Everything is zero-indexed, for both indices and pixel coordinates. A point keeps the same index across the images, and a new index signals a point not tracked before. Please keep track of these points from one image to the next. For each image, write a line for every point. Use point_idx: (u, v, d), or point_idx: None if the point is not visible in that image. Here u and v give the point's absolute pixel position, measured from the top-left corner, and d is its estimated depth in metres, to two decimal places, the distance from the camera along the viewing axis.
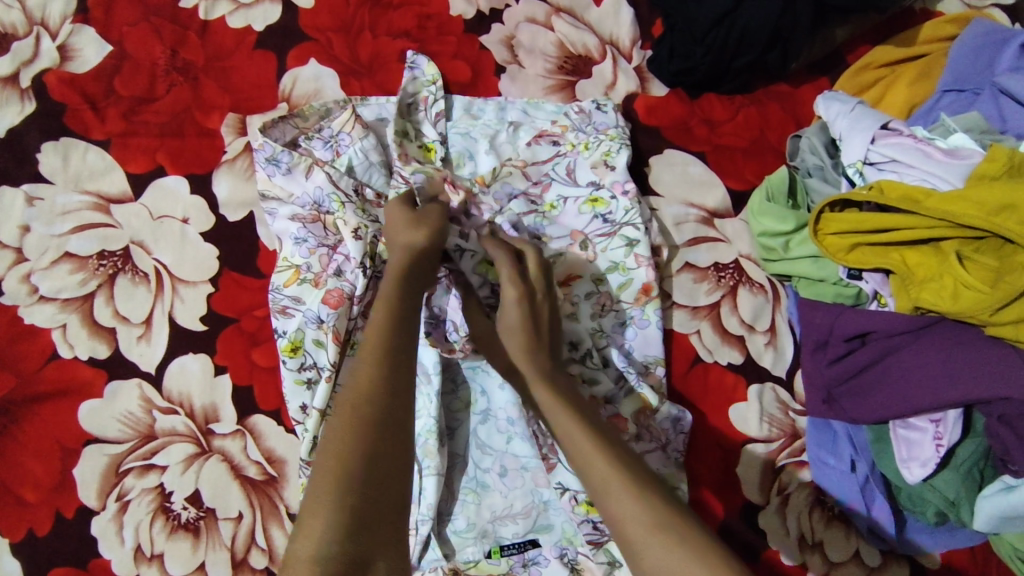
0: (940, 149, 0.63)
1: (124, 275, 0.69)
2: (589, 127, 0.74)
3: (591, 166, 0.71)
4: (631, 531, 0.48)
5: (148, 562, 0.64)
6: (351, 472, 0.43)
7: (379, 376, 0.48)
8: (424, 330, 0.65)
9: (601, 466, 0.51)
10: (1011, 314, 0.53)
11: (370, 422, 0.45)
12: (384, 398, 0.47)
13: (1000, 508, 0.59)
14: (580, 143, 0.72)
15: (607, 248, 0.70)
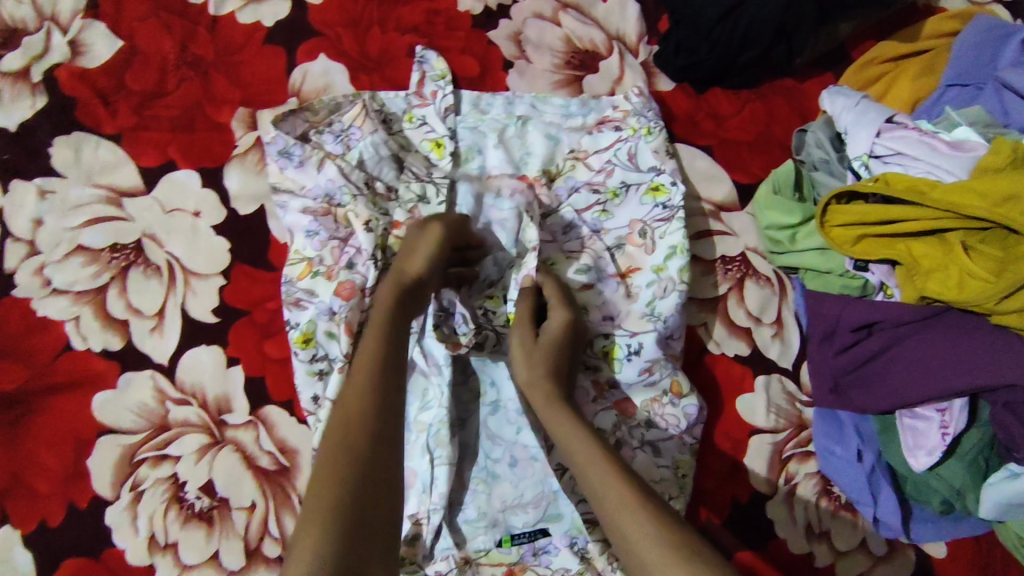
0: (945, 141, 0.64)
1: (136, 268, 0.70)
2: (649, 112, 0.75)
3: (652, 150, 0.72)
4: (644, 554, 0.47)
5: (162, 551, 0.65)
6: (347, 480, 0.46)
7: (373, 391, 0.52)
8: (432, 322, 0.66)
9: (618, 491, 0.51)
10: (1015, 303, 0.55)
11: (365, 436, 0.49)
12: (376, 415, 0.50)
13: (1004, 496, 0.59)
14: (641, 128, 0.73)
15: (666, 233, 0.70)
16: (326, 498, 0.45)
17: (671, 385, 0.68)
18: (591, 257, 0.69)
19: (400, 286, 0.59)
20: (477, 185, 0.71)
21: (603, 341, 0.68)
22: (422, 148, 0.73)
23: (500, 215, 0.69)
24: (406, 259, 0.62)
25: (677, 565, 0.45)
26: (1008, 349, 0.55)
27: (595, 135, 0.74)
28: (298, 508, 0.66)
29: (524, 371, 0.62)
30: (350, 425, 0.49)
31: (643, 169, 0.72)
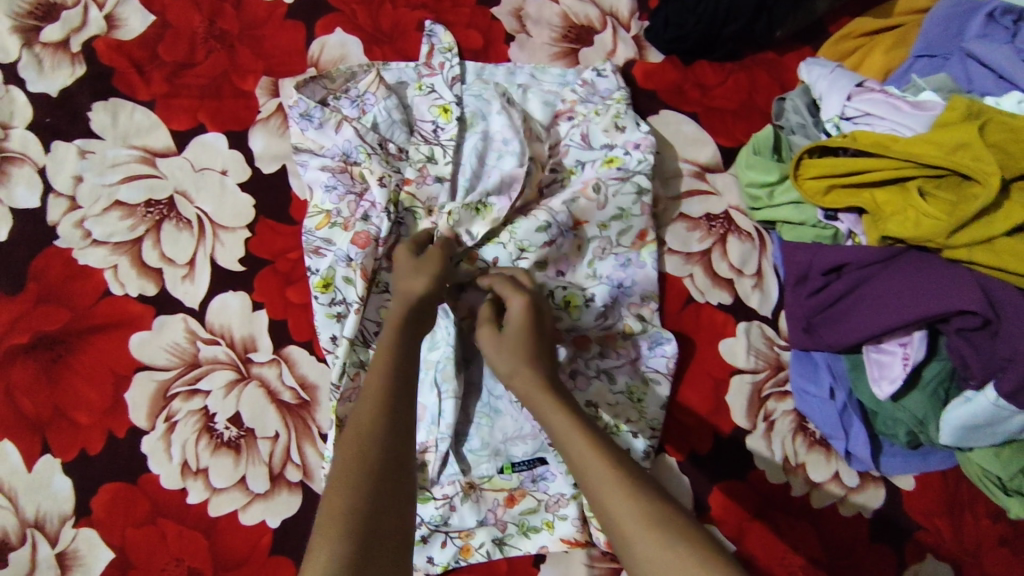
0: (908, 102, 0.70)
1: (169, 221, 0.76)
2: (595, 97, 0.81)
3: (602, 130, 0.79)
4: (626, 522, 0.47)
5: (194, 476, 0.71)
6: (361, 497, 0.46)
7: (382, 411, 0.51)
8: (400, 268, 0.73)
9: (597, 468, 0.50)
10: (966, 237, 0.60)
11: (376, 457, 0.48)
12: (387, 432, 0.50)
13: (961, 420, 0.63)
14: (590, 112, 0.80)
15: (618, 192, 0.76)
16: (342, 520, 0.45)
17: (626, 326, 0.75)
18: (549, 215, 0.73)
19: (409, 305, 0.60)
20: (481, 146, 0.77)
21: (562, 291, 0.73)
22: (432, 114, 0.78)
23: (471, 181, 0.76)
24: (410, 279, 0.62)
25: (656, 544, 0.45)
26: (960, 278, 0.60)
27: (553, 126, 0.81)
28: (318, 438, 0.72)
29: (502, 362, 0.60)
30: (359, 441, 0.49)
31: (596, 147, 0.79)
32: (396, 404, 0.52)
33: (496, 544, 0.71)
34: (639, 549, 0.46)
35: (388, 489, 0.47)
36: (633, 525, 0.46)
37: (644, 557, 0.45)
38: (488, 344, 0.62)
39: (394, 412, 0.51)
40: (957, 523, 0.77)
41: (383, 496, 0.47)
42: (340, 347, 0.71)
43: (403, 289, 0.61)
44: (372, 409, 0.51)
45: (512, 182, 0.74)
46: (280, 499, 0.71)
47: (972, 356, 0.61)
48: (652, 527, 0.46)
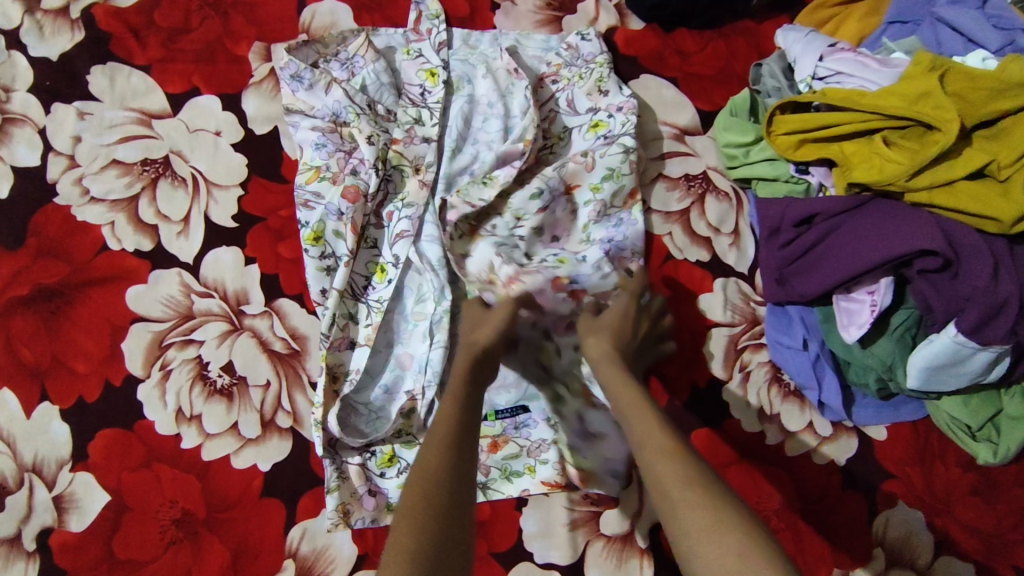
0: (876, 60, 0.74)
1: (165, 179, 0.79)
2: (578, 60, 0.84)
3: (586, 94, 0.82)
4: (673, 494, 0.48)
5: (188, 423, 0.73)
6: (430, 508, 0.48)
7: (447, 433, 0.54)
8: (404, 228, 0.75)
9: (656, 437, 0.52)
10: (925, 181, 0.64)
11: (444, 471, 0.51)
12: (453, 455, 0.52)
13: (926, 360, 0.66)
14: (573, 76, 0.83)
15: (606, 154, 0.78)
16: (410, 528, 0.47)
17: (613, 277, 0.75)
18: (542, 181, 0.77)
19: (474, 355, 0.62)
20: (467, 109, 0.81)
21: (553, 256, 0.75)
22: (419, 78, 0.81)
23: (463, 151, 0.80)
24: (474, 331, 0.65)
25: (701, 505, 0.47)
26: (921, 220, 0.63)
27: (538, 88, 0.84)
28: (308, 386, 0.75)
29: (590, 344, 0.65)
30: (425, 464, 0.52)
31: (581, 111, 0.82)
32: (460, 424, 0.55)
33: (479, 488, 0.74)
34: (689, 515, 0.47)
35: (456, 501, 0.50)
36: (682, 495, 0.47)
37: (694, 526, 0.46)
38: (585, 329, 0.67)
39: (459, 435, 0.54)
40: (928, 471, 0.79)
41: (451, 510, 0.49)
42: (330, 299, 0.74)
43: (469, 340, 0.64)
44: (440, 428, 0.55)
45: (505, 160, 0.78)
46: (271, 444, 0.73)
47: (935, 298, 0.63)
48: (697, 499, 0.47)
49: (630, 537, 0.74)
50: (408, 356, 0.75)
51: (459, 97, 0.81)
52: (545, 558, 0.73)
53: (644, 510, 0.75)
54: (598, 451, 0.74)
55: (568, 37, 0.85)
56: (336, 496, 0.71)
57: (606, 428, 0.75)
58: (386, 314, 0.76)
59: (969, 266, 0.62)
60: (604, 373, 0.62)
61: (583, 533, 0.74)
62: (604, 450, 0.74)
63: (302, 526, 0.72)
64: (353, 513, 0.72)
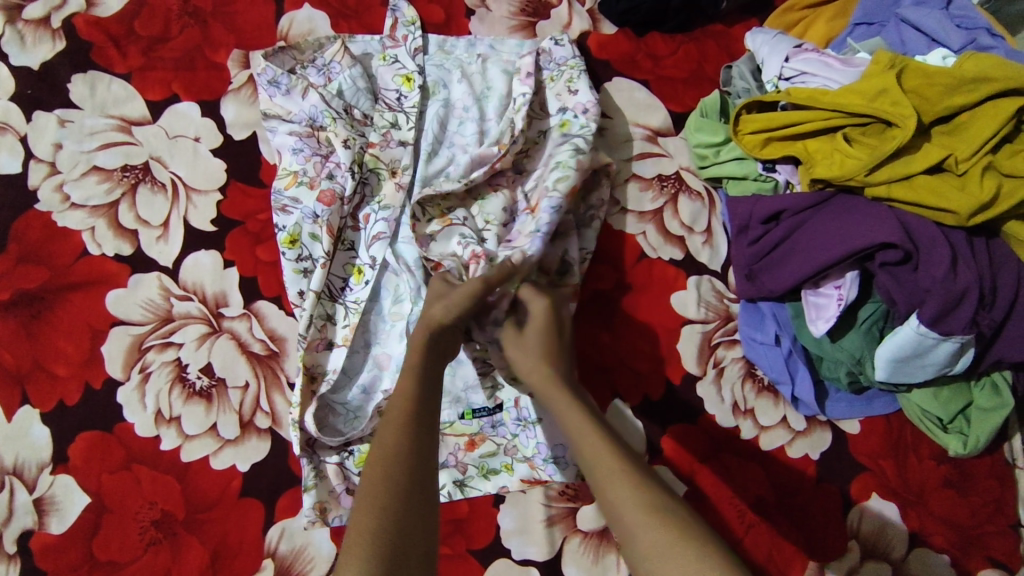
0: (838, 59, 0.75)
1: (144, 185, 0.80)
2: (550, 63, 0.85)
3: (556, 95, 0.83)
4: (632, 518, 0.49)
5: (167, 424, 0.74)
6: (390, 497, 0.49)
7: (404, 418, 0.54)
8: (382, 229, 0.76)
9: (608, 458, 0.53)
10: (884, 175, 0.66)
11: (403, 459, 0.51)
12: (413, 440, 0.52)
13: (892, 352, 0.67)
14: (547, 78, 0.84)
15: (558, 153, 0.78)
16: (372, 515, 0.47)
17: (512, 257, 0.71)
18: (513, 194, 0.80)
19: (431, 327, 0.62)
20: (443, 113, 0.82)
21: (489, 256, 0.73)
22: (395, 83, 0.82)
23: (439, 154, 0.81)
24: (431, 303, 0.65)
25: (657, 531, 0.47)
26: (881, 215, 0.65)
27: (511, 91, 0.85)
28: (286, 387, 0.76)
29: (524, 363, 0.64)
30: (384, 449, 0.52)
31: (550, 111, 0.83)
32: (418, 408, 0.55)
33: (457, 485, 0.74)
34: (644, 539, 0.48)
35: (416, 487, 0.50)
36: (641, 521, 0.48)
37: (650, 552, 0.47)
38: (512, 348, 0.66)
39: (417, 419, 0.54)
40: (901, 463, 0.80)
41: (412, 498, 0.49)
42: (307, 300, 0.75)
43: (424, 314, 0.64)
44: (399, 411, 0.54)
45: (479, 164, 0.79)
46: (249, 445, 0.74)
47: (896, 291, 0.64)
48: (656, 523, 0.48)
49: (607, 531, 0.75)
50: (386, 356, 0.76)
51: (434, 102, 0.83)
52: (522, 554, 0.73)
53: None
54: (539, 437, 0.76)
55: (541, 42, 0.87)
56: (313, 494, 0.72)
57: (543, 412, 0.76)
58: (363, 314, 0.77)
59: (929, 258, 0.63)
60: (547, 384, 0.62)
61: (560, 529, 0.74)
62: (544, 435, 0.76)
63: (281, 525, 0.72)
64: (330, 511, 0.73)
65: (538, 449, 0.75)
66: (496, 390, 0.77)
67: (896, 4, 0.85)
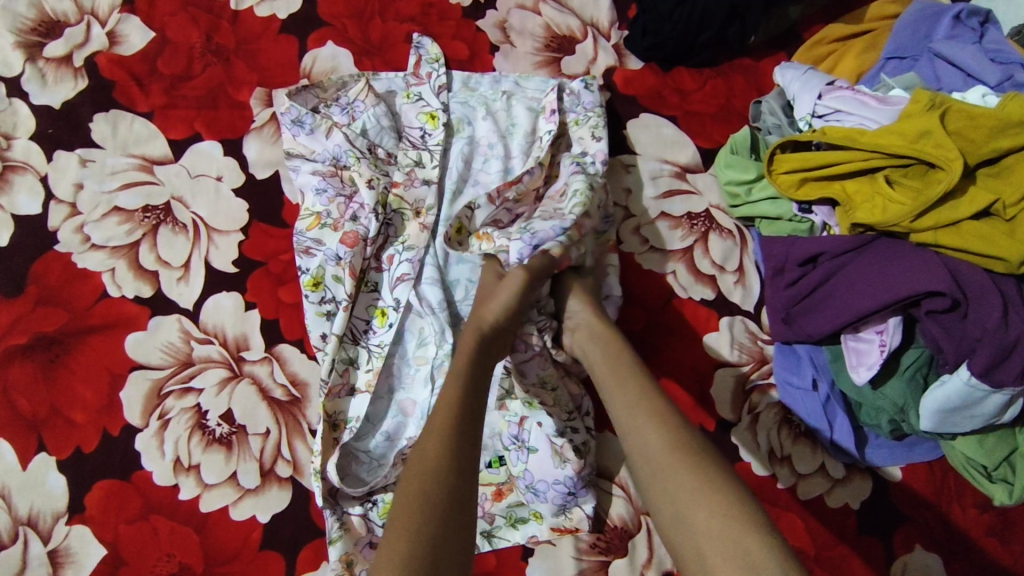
0: (875, 97, 0.73)
1: (165, 226, 0.79)
2: (578, 107, 0.83)
3: (579, 138, 0.81)
4: (657, 462, 0.51)
5: (186, 473, 0.72)
6: (427, 514, 0.47)
7: (446, 432, 0.52)
8: (406, 270, 0.75)
9: (632, 393, 0.57)
10: (929, 222, 0.63)
11: (447, 474, 0.50)
12: (452, 452, 0.51)
13: (939, 403, 0.64)
14: (571, 120, 0.83)
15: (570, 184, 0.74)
16: (407, 537, 0.46)
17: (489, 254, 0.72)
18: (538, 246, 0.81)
19: (481, 334, 0.62)
20: (467, 150, 0.81)
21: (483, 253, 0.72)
22: (419, 121, 0.81)
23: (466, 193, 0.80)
24: (483, 307, 0.65)
25: (687, 470, 0.49)
26: (927, 261, 0.62)
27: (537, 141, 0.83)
28: (308, 434, 0.74)
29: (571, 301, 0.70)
30: (424, 466, 0.50)
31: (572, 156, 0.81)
32: (462, 416, 0.54)
33: (484, 537, 0.72)
34: (673, 477, 0.50)
35: (457, 505, 0.49)
36: (668, 457, 0.51)
37: (681, 491, 0.49)
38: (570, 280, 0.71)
39: (459, 426, 0.53)
40: (944, 513, 0.77)
41: (449, 518, 0.48)
42: (330, 344, 0.73)
43: (477, 314, 0.64)
44: (444, 424, 0.53)
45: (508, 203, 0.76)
46: (269, 495, 0.72)
47: (944, 340, 0.62)
48: (684, 465, 0.50)
49: None
50: (410, 402, 0.74)
51: (464, 139, 0.82)
52: None
53: (654, 558, 0.72)
54: (528, 463, 0.72)
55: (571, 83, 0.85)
56: (338, 547, 0.69)
57: (541, 443, 0.72)
58: (387, 358, 0.75)
59: (979, 307, 0.61)
60: (586, 317, 0.68)
61: None
62: (532, 465, 0.72)
63: None
64: (356, 564, 0.69)
65: (523, 474, 0.72)
66: (506, 397, 0.73)
67: (928, 36, 0.83)
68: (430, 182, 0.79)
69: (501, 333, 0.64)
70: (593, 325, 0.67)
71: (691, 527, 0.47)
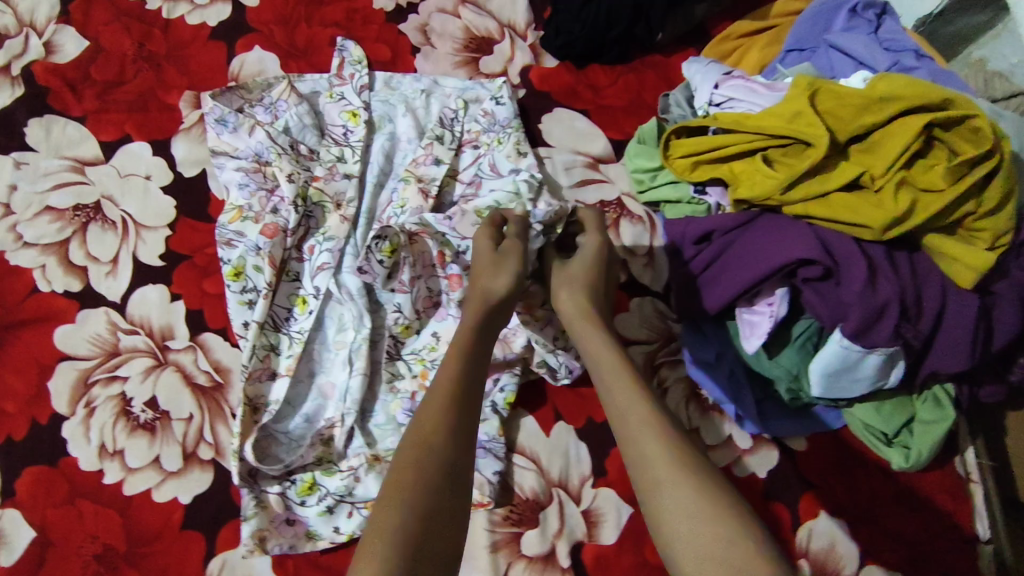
0: (763, 84, 0.77)
1: (95, 223, 0.82)
2: (496, 126, 0.87)
3: (506, 157, 0.83)
4: (656, 471, 0.54)
5: (111, 457, 0.74)
6: (429, 465, 0.54)
7: (448, 402, 0.59)
8: (338, 262, 0.80)
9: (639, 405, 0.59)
10: (797, 195, 0.68)
11: (445, 431, 0.57)
12: (454, 417, 0.59)
13: (824, 368, 0.67)
14: (493, 141, 0.86)
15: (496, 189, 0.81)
16: (410, 497, 0.52)
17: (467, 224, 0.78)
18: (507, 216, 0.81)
19: (487, 305, 0.68)
20: (388, 146, 0.86)
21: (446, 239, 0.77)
22: (342, 119, 0.85)
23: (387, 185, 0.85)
24: (491, 276, 0.70)
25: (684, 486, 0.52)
26: (801, 231, 0.66)
27: (459, 155, 0.86)
28: (230, 418, 0.76)
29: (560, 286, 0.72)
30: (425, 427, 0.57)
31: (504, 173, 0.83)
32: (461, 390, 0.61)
33: None
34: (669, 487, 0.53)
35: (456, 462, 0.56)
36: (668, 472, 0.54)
37: (678, 503, 0.52)
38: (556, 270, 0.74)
39: (455, 409, 0.59)
40: (848, 480, 0.80)
41: (441, 491, 0.53)
42: (250, 331, 0.76)
43: (483, 286, 0.69)
44: (444, 391, 0.60)
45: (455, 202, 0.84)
46: (191, 477, 0.74)
47: (820, 305, 0.65)
48: (674, 462, 0.54)
49: (552, 556, 0.74)
50: (330, 385, 0.78)
51: (390, 138, 0.86)
52: None
53: (565, 529, 0.75)
54: None
55: (484, 101, 0.89)
56: (253, 523, 0.71)
57: None
58: (307, 344, 0.78)
59: (848, 273, 0.64)
60: (566, 308, 0.70)
61: (505, 555, 0.73)
62: None
63: (222, 557, 0.72)
64: (269, 540, 0.71)
65: None
66: (395, 378, 0.79)
67: (827, 29, 0.88)
68: (352, 177, 0.83)
69: (506, 303, 0.70)
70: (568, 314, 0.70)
71: (674, 522, 0.51)
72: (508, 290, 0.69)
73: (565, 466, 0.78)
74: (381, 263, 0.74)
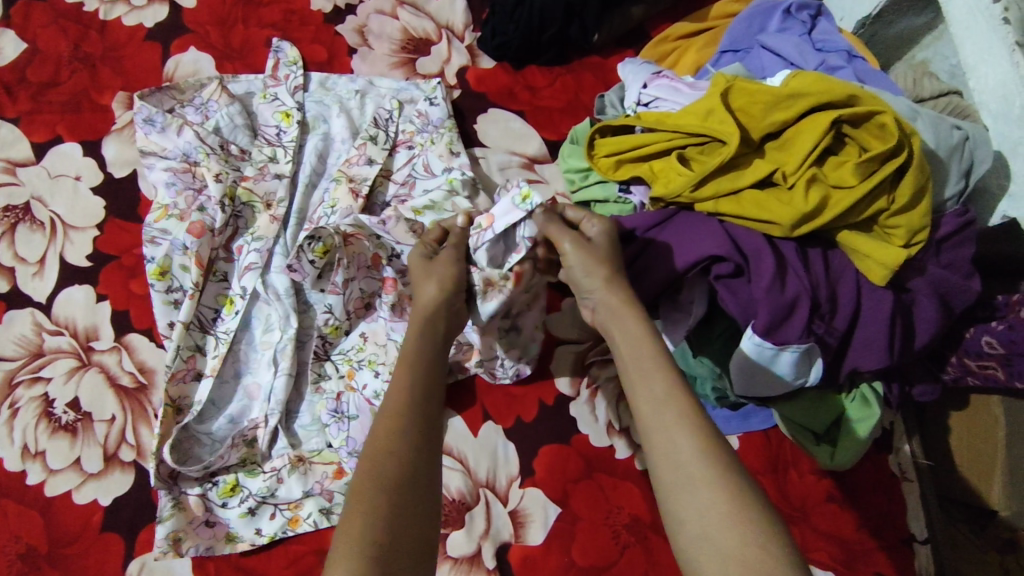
0: (687, 84, 0.78)
1: (23, 224, 0.81)
2: (430, 126, 0.86)
3: (439, 157, 0.83)
4: (674, 473, 0.48)
5: (32, 458, 0.73)
6: (386, 476, 0.50)
7: (409, 408, 0.55)
8: (269, 262, 0.79)
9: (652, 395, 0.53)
10: (709, 192, 0.68)
11: (405, 441, 0.53)
12: (416, 427, 0.54)
13: (741, 364, 0.66)
14: (426, 142, 0.85)
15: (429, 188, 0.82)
16: (365, 512, 0.48)
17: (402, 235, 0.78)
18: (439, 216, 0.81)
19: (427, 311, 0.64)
20: (321, 146, 0.86)
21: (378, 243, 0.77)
22: (275, 120, 0.85)
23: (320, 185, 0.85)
24: (424, 283, 0.66)
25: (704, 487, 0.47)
26: (712, 228, 0.67)
27: (393, 155, 0.86)
28: (153, 419, 0.76)
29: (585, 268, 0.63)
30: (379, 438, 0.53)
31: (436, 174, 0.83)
32: (420, 396, 0.56)
33: (323, 514, 0.73)
34: (691, 490, 0.47)
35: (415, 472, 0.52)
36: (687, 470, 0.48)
37: (705, 506, 0.46)
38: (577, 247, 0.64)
39: (418, 412, 0.55)
40: (778, 478, 0.80)
41: (409, 491, 0.50)
42: (175, 331, 0.75)
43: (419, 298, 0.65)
44: (399, 399, 0.56)
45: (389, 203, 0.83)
46: (112, 478, 0.74)
47: (732, 302, 0.65)
48: (690, 459, 0.48)
49: (477, 557, 0.73)
50: (256, 386, 0.77)
51: (323, 138, 0.86)
52: None
53: (491, 529, 0.75)
54: (349, 431, 0.76)
55: (419, 102, 0.88)
56: (169, 523, 0.70)
57: (360, 410, 0.77)
58: (232, 344, 0.77)
59: (757, 269, 0.64)
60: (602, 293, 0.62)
61: None
62: (354, 431, 0.76)
63: (140, 560, 0.71)
64: (185, 541, 0.70)
65: (346, 441, 0.76)
66: (320, 379, 0.79)
67: (761, 30, 0.88)
68: (282, 176, 0.83)
69: (449, 304, 0.66)
70: (604, 302, 0.61)
71: (694, 527, 0.46)
72: (442, 294, 0.65)
73: (493, 466, 0.77)
74: (312, 263, 0.71)
